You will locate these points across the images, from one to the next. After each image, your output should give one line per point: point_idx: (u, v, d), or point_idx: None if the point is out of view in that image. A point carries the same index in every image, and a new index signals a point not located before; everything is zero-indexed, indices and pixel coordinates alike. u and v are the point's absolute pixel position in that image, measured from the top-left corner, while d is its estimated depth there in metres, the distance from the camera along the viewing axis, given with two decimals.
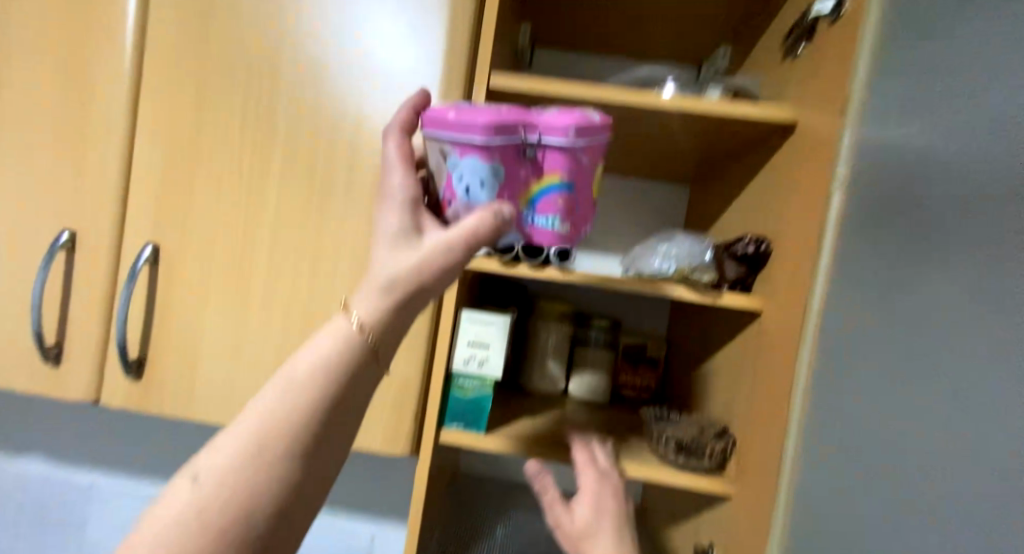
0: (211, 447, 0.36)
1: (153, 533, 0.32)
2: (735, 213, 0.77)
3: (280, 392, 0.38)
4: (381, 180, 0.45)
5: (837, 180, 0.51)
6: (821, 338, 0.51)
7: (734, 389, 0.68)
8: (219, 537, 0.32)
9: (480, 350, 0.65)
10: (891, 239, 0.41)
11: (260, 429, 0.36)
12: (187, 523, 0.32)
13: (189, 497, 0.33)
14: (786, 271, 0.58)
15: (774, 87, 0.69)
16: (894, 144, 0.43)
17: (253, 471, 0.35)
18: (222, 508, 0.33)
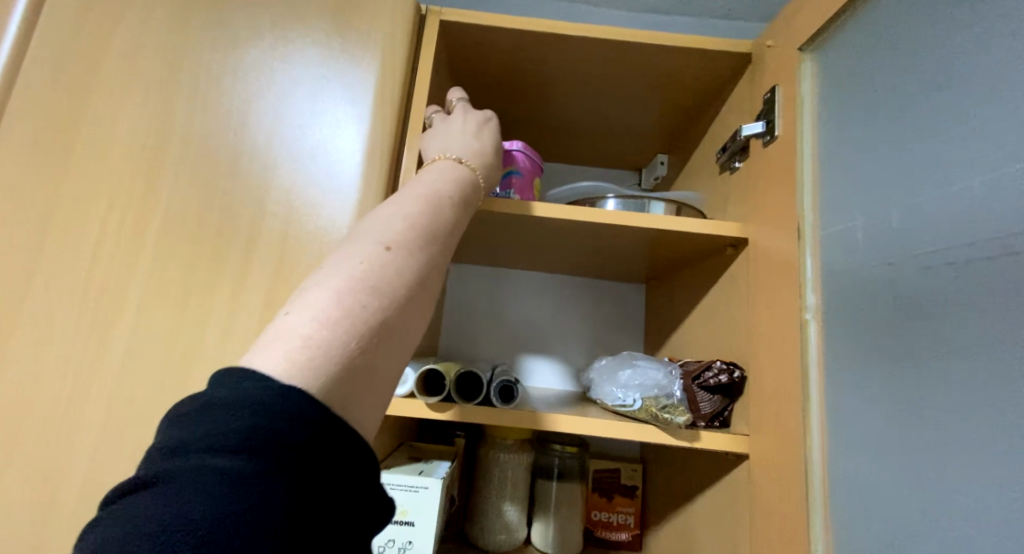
0: (365, 234, 0.33)
1: (318, 309, 0.27)
2: (693, 327, 0.72)
3: (426, 203, 0.38)
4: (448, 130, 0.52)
5: (807, 307, 0.45)
6: (831, 488, 0.41)
7: (727, 547, 0.55)
8: (359, 333, 0.28)
9: (402, 527, 0.52)
10: (919, 364, 0.33)
11: (415, 227, 0.35)
12: (359, 300, 0.28)
13: (333, 319, 0.27)
14: (768, 399, 0.50)
15: (715, 199, 0.68)
16: (903, 244, 0.36)
17: (414, 272, 0.33)
18: (388, 296, 0.30)
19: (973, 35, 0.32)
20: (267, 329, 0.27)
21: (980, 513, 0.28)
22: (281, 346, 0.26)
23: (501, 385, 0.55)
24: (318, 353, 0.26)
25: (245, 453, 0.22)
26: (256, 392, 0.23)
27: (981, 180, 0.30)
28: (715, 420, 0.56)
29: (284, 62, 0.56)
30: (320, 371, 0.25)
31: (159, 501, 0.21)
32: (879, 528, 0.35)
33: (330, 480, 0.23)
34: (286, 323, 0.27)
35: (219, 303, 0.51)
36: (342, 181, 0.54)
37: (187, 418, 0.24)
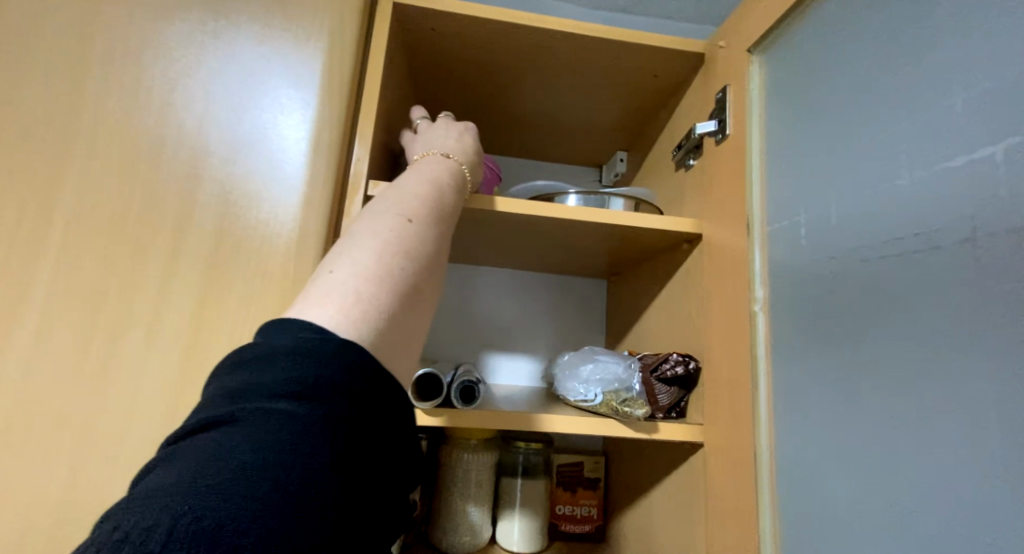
0: (389, 203, 0.33)
1: (362, 267, 0.27)
2: (651, 321, 0.73)
3: (434, 183, 0.38)
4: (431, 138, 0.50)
5: (756, 300, 0.47)
6: (778, 473, 0.43)
7: (684, 534, 0.57)
8: (402, 293, 0.28)
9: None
10: (858, 352, 0.35)
11: (429, 202, 0.35)
12: (398, 261, 0.29)
13: (378, 277, 0.27)
14: (720, 391, 0.52)
15: (670, 196, 0.69)
16: (841, 238, 0.38)
17: (436, 245, 0.33)
18: (420, 261, 0.30)
19: (904, 40, 0.34)
20: (304, 288, 0.27)
21: (916, 492, 0.29)
22: (332, 299, 0.25)
23: (462, 384, 0.55)
24: (368, 308, 0.26)
25: (316, 400, 0.22)
26: (317, 342, 0.23)
27: (913, 177, 0.32)
28: (672, 412, 0.57)
29: (213, 42, 0.54)
30: (372, 324, 0.26)
31: (228, 440, 0.21)
32: (824, 511, 0.37)
33: (382, 437, 0.24)
34: (330, 278, 0.26)
35: (164, 307, 0.49)
36: (286, 169, 0.52)
37: (248, 363, 0.23)
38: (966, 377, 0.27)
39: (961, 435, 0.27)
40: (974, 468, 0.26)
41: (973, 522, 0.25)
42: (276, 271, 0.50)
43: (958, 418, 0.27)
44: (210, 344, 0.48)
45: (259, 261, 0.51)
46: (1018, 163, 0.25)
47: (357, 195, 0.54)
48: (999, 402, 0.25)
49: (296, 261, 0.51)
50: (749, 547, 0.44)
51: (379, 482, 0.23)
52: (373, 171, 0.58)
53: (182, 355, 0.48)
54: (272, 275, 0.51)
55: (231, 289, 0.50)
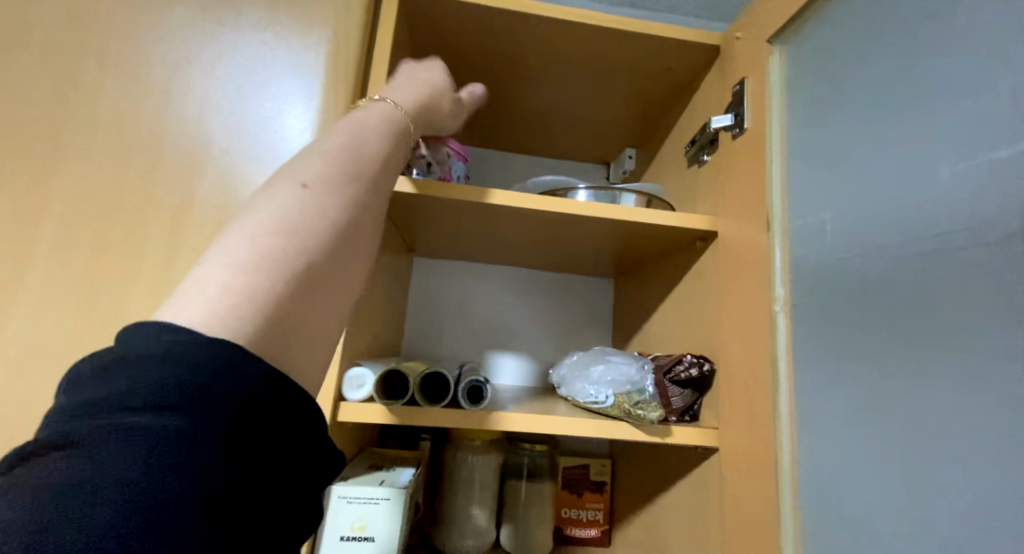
0: (285, 175, 0.30)
1: (234, 257, 0.25)
2: (662, 321, 0.71)
3: (356, 137, 0.33)
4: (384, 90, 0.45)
5: (777, 300, 0.45)
6: (799, 481, 0.41)
7: (697, 541, 0.55)
8: (271, 280, 0.25)
9: (360, 544, 0.50)
10: (891, 353, 0.33)
11: (343, 163, 0.31)
12: (276, 244, 0.26)
13: (248, 268, 0.25)
14: (737, 394, 0.50)
15: (683, 192, 0.68)
16: (871, 234, 0.36)
17: (338, 214, 0.29)
18: (318, 240, 0.27)
19: (941, 23, 0.32)
20: (181, 282, 0.25)
21: (950, 505, 0.27)
22: (193, 297, 0.24)
23: (469, 385, 0.53)
24: (232, 302, 0.24)
25: (176, 411, 0.20)
26: (177, 347, 0.21)
27: (952, 168, 0.30)
28: (686, 414, 0.55)
29: (214, 28, 0.53)
30: (246, 318, 0.23)
31: (70, 463, 0.19)
32: (848, 521, 0.35)
33: (272, 440, 0.22)
34: (198, 273, 0.24)
35: (168, 305, 0.48)
36: (288, 162, 0.51)
37: (98, 376, 0.21)
38: (1007, 382, 0.25)
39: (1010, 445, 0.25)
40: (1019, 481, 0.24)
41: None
42: None
43: (997, 426, 0.25)
44: None
45: None
46: None
47: None
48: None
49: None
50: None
51: (281, 477, 0.23)
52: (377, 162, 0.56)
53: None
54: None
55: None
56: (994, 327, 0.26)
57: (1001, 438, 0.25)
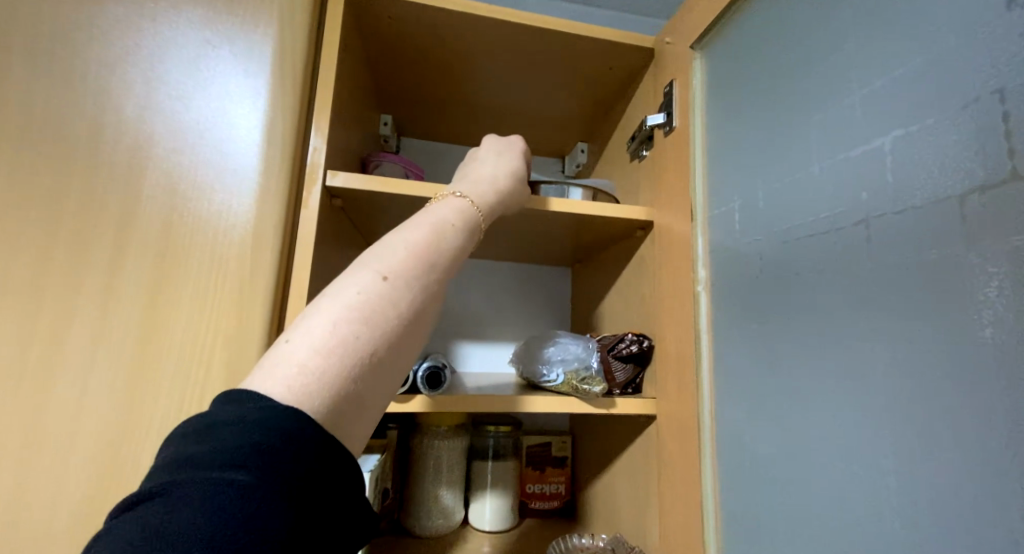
0: (367, 260, 0.35)
1: (316, 338, 0.29)
2: (611, 305, 0.77)
3: (433, 232, 0.39)
4: (471, 173, 0.53)
5: (699, 281, 0.51)
6: (719, 437, 0.47)
7: (642, 501, 0.61)
8: (348, 368, 0.29)
9: None
10: (786, 321, 0.39)
11: (418, 257, 0.36)
12: (354, 329, 0.30)
13: (328, 351, 0.29)
14: (671, 366, 0.56)
15: (627, 183, 0.73)
16: (767, 220, 0.42)
17: (408, 303, 0.34)
18: (387, 328, 0.32)
19: (817, 40, 0.38)
20: (269, 349, 0.30)
21: (834, 441, 0.34)
22: (279, 372, 0.28)
23: (429, 371, 0.57)
24: (314, 381, 0.28)
25: (252, 467, 0.24)
26: (256, 414, 0.26)
27: (824, 163, 0.36)
28: (629, 387, 0.61)
29: (153, 24, 0.54)
30: (317, 397, 0.28)
31: (169, 510, 0.23)
32: (757, 465, 0.41)
33: (329, 494, 0.26)
34: (285, 348, 0.29)
35: (119, 304, 0.49)
36: (237, 159, 0.53)
37: (191, 433, 0.26)
38: (872, 339, 0.31)
39: (874, 389, 0.31)
40: (879, 414, 0.30)
41: (887, 460, 0.29)
42: (234, 262, 0.52)
43: (865, 373, 0.31)
44: (171, 333, 0.49)
45: (215, 256, 0.51)
46: (903, 153, 0.30)
47: (314, 184, 0.56)
48: (901, 358, 0.29)
49: (258, 256, 0.52)
50: (697, 503, 0.48)
51: (328, 532, 0.26)
52: (330, 159, 0.59)
53: (144, 351, 0.49)
54: (229, 268, 0.51)
55: (194, 285, 0.51)
56: (858, 297, 0.32)
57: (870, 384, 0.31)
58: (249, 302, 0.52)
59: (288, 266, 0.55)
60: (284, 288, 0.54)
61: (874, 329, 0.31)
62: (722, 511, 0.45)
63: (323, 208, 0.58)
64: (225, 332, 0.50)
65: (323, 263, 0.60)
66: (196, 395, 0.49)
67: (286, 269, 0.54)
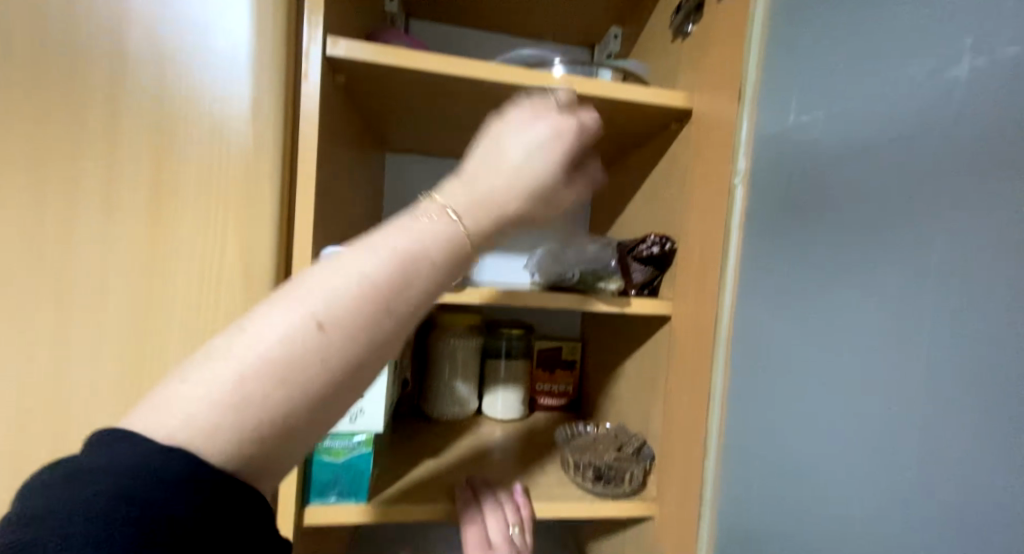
0: (310, 286, 0.27)
1: (213, 392, 0.23)
2: (634, 210, 0.72)
3: (403, 255, 0.29)
4: (492, 144, 0.37)
5: (737, 173, 0.47)
6: (744, 337, 0.45)
7: (646, 399, 0.62)
8: (244, 437, 0.23)
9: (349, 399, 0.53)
10: (846, 215, 0.34)
11: (372, 301, 0.27)
12: (263, 387, 0.24)
13: (223, 408, 0.23)
14: (694, 265, 0.52)
15: (664, 71, 0.65)
16: (843, 96, 0.36)
17: (348, 356, 0.26)
18: (308, 387, 0.25)
19: None
20: (167, 377, 0.24)
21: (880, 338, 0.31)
22: (165, 420, 0.22)
23: None
24: (203, 445, 0.22)
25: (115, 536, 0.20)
26: (118, 463, 0.21)
27: (927, 14, 0.29)
28: (645, 290, 0.59)
29: None
30: (214, 441, 0.22)
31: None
32: (787, 362, 0.39)
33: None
34: (179, 391, 0.23)
35: (115, 183, 0.45)
36: (225, 15, 0.46)
37: (78, 464, 0.22)
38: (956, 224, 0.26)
39: (946, 281, 0.26)
40: (942, 310, 0.27)
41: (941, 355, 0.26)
42: (233, 135, 0.47)
43: (929, 265, 0.28)
44: (175, 212, 0.46)
45: (212, 129, 0.47)
46: None
47: (313, 46, 0.49)
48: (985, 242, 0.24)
49: (261, 135, 0.48)
50: (709, 393, 0.49)
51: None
52: (332, 20, 0.52)
53: (151, 239, 0.46)
54: (233, 150, 0.47)
55: (197, 169, 0.47)
56: (929, 189, 0.28)
57: (925, 286, 0.28)
58: (256, 178, 0.48)
59: (293, 139, 0.50)
60: (291, 166, 0.50)
61: (943, 227, 0.27)
62: (744, 407, 0.44)
63: (325, 82, 0.52)
64: (233, 216, 0.47)
65: (330, 144, 0.56)
66: (213, 274, 0.47)
67: (290, 144, 0.49)
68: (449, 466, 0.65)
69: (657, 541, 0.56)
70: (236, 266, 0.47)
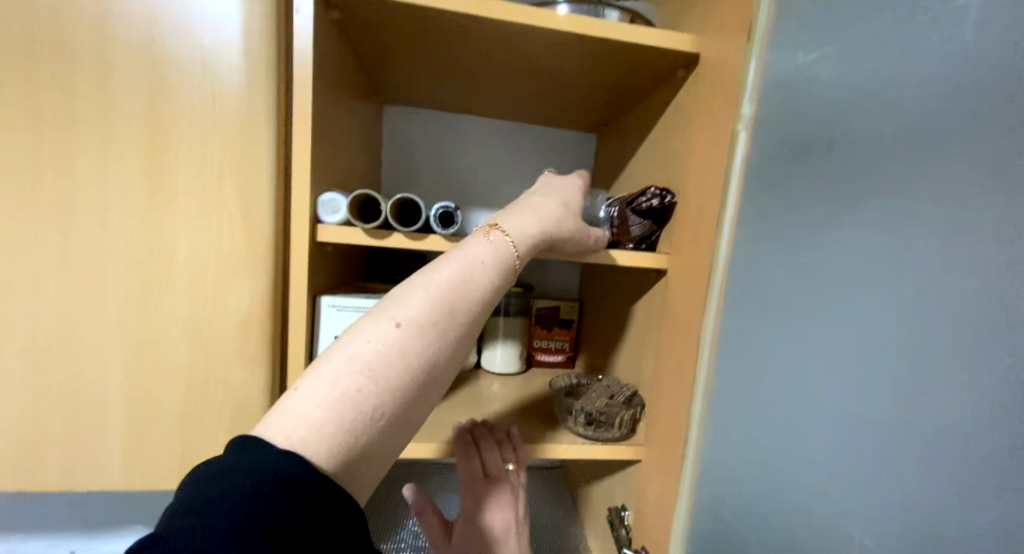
0: (384, 310, 0.37)
1: (324, 390, 0.32)
2: (636, 164, 0.71)
3: (458, 277, 0.40)
4: (526, 199, 0.52)
5: (742, 119, 0.46)
6: (737, 287, 0.45)
7: (639, 351, 0.63)
8: (351, 419, 0.32)
9: None
10: (851, 158, 0.33)
11: (436, 309, 0.38)
12: (360, 382, 0.33)
13: (333, 402, 0.32)
14: (692, 217, 0.52)
15: (672, 16, 0.62)
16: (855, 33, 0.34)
17: (419, 353, 0.36)
18: (391, 377, 0.35)
19: None
20: (283, 393, 0.33)
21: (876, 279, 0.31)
22: (289, 418, 0.31)
23: (440, 211, 0.54)
24: (321, 431, 0.31)
25: None
26: (253, 465, 0.28)
27: None
28: (643, 244, 0.58)
29: None
30: (324, 446, 0.31)
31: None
32: (778, 310, 0.40)
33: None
34: (296, 396, 0.32)
35: (110, 119, 0.44)
36: None
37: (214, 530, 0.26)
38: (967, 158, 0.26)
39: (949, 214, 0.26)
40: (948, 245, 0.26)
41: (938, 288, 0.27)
42: (226, 71, 0.46)
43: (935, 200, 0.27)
44: (174, 151, 0.46)
45: (205, 63, 0.45)
46: None
47: None
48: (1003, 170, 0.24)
49: (256, 74, 0.46)
50: (700, 344, 0.49)
51: None
52: None
53: (151, 179, 0.46)
54: (229, 91, 0.46)
55: (193, 109, 0.46)
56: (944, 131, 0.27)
57: (930, 229, 0.27)
58: (253, 117, 0.47)
59: (286, 77, 0.49)
60: (285, 105, 0.49)
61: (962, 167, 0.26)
62: (733, 354, 0.45)
63: (318, 18, 0.50)
64: (232, 160, 0.47)
65: (325, 85, 0.54)
66: (215, 216, 0.47)
67: (283, 82, 0.48)
68: (446, 409, 0.67)
69: (644, 483, 0.58)
70: (237, 207, 0.47)
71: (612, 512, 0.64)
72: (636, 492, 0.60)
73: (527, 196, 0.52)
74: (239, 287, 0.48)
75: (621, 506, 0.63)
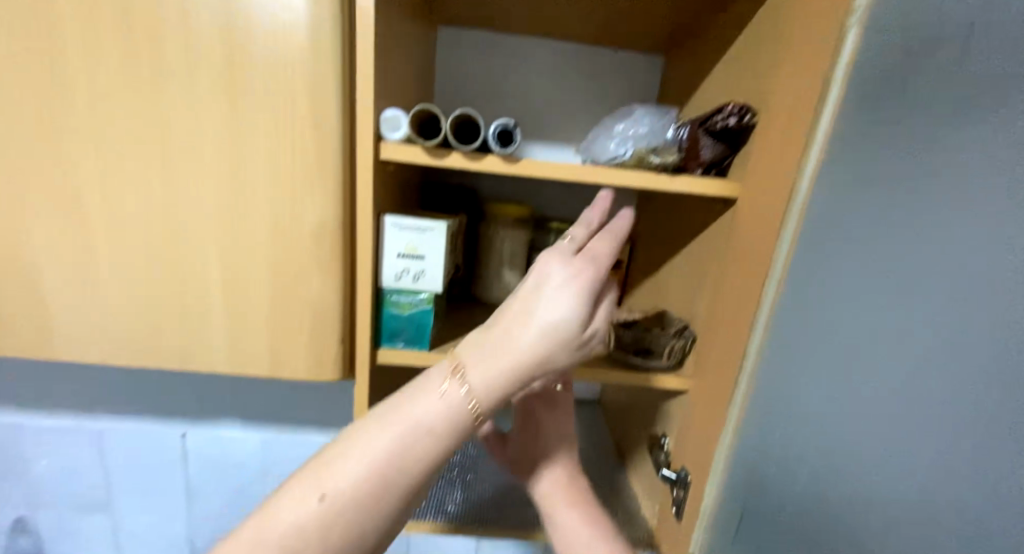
0: (361, 428, 0.43)
1: (290, 512, 0.39)
2: (712, 85, 0.64)
3: (420, 435, 0.42)
4: (538, 263, 0.45)
5: (854, 15, 0.39)
6: (823, 217, 0.41)
7: (698, 285, 0.61)
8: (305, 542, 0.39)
9: (414, 262, 0.54)
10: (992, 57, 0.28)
11: (398, 441, 0.41)
12: (318, 495, 0.40)
13: (295, 520, 0.39)
14: (777, 140, 0.47)
15: None
16: None
17: (377, 464, 0.41)
18: (347, 484, 0.40)
19: None
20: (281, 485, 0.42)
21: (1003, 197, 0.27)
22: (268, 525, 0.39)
23: (498, 128, 0.50)
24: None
25: None
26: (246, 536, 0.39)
27: None
28: (712, 169, 0.54)
29: None
30: None
31: None
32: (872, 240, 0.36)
33: None
34: (274, 515, 0.40)
35: (187, 27, 0.44)
36: None
37: None
38: None
39: None
40: None
41: None
42: None
43: None
44: (248, 61, 0.45)
45: None
46: None
47: None
48: None
49: None
50: (771, 276, 0.46)
51: None
52: None
53: (229, 91, 0.46)
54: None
55: (262, 12, 0.44)
56: None
57: None
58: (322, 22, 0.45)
59: None
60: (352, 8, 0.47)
61: None
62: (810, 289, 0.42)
63: None
64: (303, 69, 0.45)
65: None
66: (290, 129, 0.47)
67: None
68: None
69: (689, 415, 0.57)
70: (308, 119, 0.47)
71: (652, 440, 0.66)
72: (680, 423, 0.60)
73: (542, 260, 0.45)
74: (312, 202, 0.48)
75: (662, 434, 0.64)
